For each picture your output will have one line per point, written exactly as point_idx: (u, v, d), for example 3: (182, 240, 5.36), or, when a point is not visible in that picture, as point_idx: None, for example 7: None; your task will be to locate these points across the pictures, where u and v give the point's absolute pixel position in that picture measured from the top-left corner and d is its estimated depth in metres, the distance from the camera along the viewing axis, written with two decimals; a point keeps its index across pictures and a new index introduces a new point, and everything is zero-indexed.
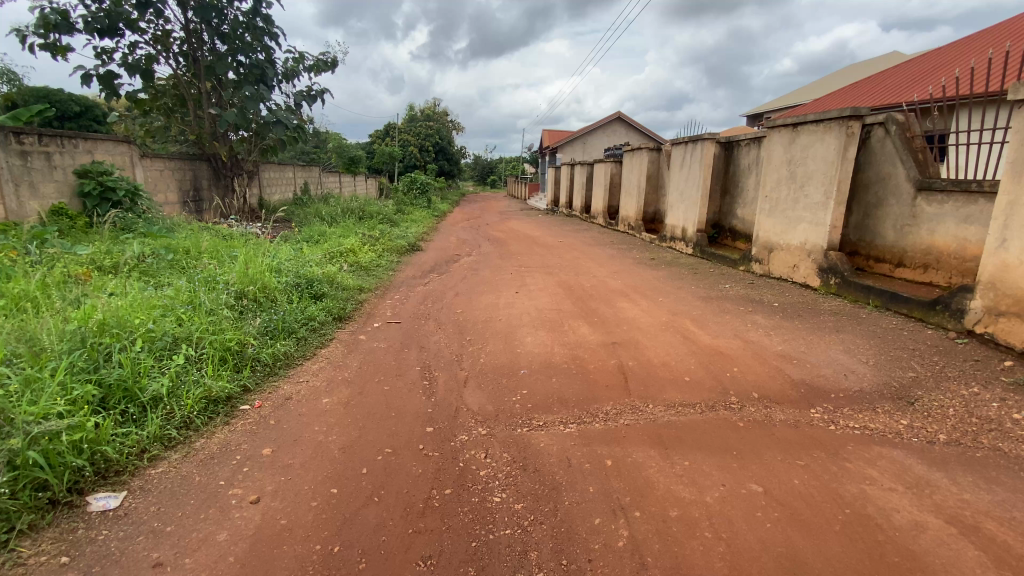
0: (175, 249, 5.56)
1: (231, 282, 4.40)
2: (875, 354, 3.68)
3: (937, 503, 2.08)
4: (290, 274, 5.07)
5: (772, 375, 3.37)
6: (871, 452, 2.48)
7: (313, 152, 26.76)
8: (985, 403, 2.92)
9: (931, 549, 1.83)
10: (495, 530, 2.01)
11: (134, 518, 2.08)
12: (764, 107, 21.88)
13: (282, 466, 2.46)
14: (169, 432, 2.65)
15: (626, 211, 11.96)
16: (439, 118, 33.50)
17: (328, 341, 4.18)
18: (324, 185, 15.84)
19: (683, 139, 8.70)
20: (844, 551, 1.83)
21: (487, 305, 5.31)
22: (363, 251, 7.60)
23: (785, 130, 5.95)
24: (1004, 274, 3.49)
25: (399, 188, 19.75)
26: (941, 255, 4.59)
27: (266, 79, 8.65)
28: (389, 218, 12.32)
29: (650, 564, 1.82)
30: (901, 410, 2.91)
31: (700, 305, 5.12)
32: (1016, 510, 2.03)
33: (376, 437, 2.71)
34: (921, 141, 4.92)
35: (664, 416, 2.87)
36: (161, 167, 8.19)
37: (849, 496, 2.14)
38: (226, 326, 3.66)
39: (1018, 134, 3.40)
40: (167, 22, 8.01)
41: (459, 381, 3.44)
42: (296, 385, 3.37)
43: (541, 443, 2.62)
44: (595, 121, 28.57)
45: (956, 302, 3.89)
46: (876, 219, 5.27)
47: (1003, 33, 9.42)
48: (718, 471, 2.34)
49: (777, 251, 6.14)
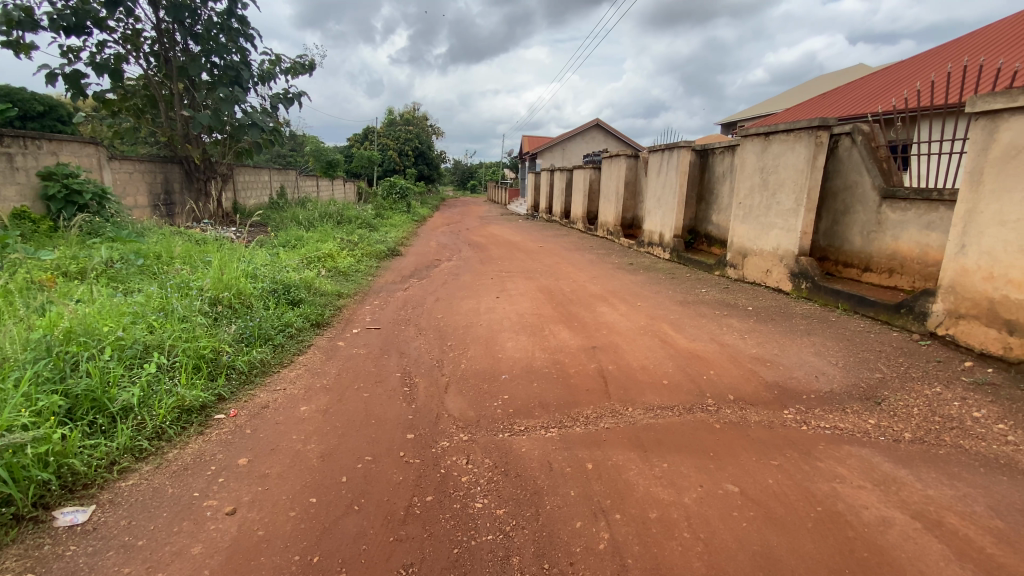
0: (145, 255, 5.41)
1: (205, 288, 4.31)
2: (845, 356, 3.81)
3: (904, 499, 2.17)
4: (266, 279, 4.98)
5: (746, 377, 3.46)
6: (841, 451, 2.56)
7: (291, 156, 26.46)
8: (947, 403, 3.05)
9: (899, 544, 1.90)
10: (477, 536, 2.01)
11: (103, 533, 2.02)
12: (737, 116, 22.37)
13: (259, 476, 2.41)
14: (140, 443, 2.57)
15: (605, 216, 12.09)
16: (419, 122, 33.41)
17: (305, 348, 4.12)
18: (301, 189, 15.61)
19: (660, 146, 8.87)
20: (817, 548, 1.89)
21: (468, 310, 5.30)
22: (341, 256, 7.51)
23: (757, 138, 6.12)
24: (963, 279, 3.65)
25: (378, 193, 19.56)
26: (905, 260, 4.77)
27: (241, 81, 8.54)
28: (368, 222, 12.20)
29: (631, 565, 1.84)
30: (869, 410, 3.02)
31: (678, 309, 5.22)
32: (976, 505, 2.13)
33: (356, 445, 2.69)
34: (885, 151, 5.12)
35: (644, 419, 2.92)
36: (130, 169, 7.97)
37: (821, 495, 2.20)
38: (200, 333, 3.58)
39: (975, 145, 3.57)
40: (137, 21, 7.84)
41: (440, 387, 3.43)
42: (273, 394, 3.31)
43: (523, 448, 2.63)
44: (574, 128, 28.81)
45: (920, 306, 4.05)
46: (844, 226, 5.45)
47: (959, 48, 9.92)
48: (696, 472, 2.39)
49: (749, 257, 6.30)
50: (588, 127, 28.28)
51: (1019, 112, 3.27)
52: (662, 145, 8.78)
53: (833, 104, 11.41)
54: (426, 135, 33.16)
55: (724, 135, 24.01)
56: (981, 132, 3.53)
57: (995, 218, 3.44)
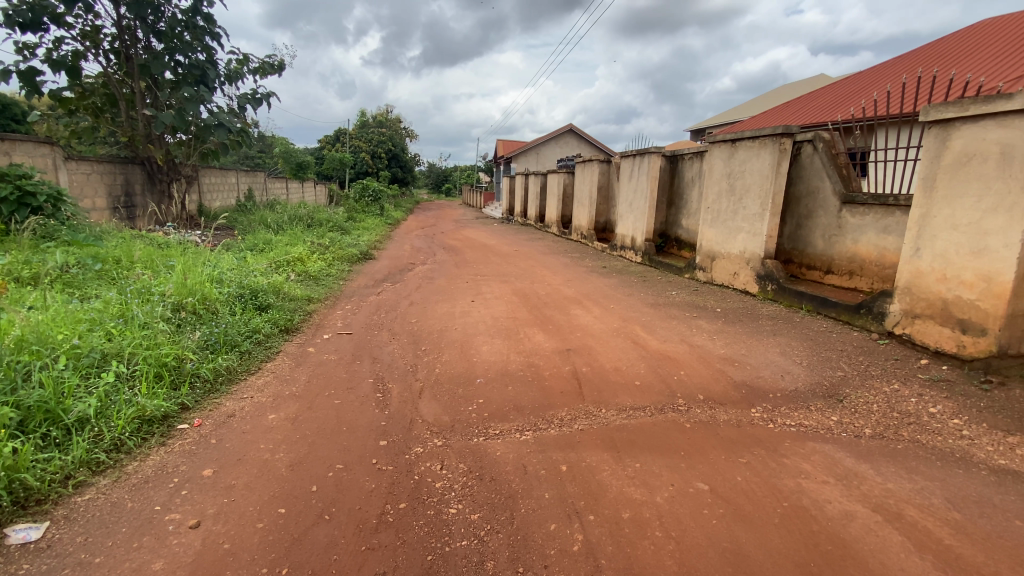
0: (104, 259, 5.19)
1: (167, 293, 4.17)
2: (809, 355, 3.94)
3: (864, 493, 2.25)
4: (232, 284, 4.85)
5: (715, 376, 3.54)
6: (805, 447, 2.65)
7: (260, 157, 25.83)
8: (905, 399, 3.18)
9: (861, 537, 1.97)
10: (451, 542, 1.99)
11: (57, 551, 1.92)
12: (706, 122, 22.93)
13: (224, 487, 2.33)
14: (97, 455, 2.46)
15: (579, 220, 12.21)
16: (393, 125, 33.17)
17: (273, 355, 4.01)
18: (270, 191, 15.25)
19: (631, 152, 9.02)
20: (783, 543, 1.94)
21: (443, 314, 5.26)
22: (311, 260, 7.36)
23: (724, 145, 6.30)
24: (918, 280, 3.83)
25: (350, 196, 19.28)
26: (864, 262, 4.97)
27: (207, 81, 8.27)
28: (340, 225, 12.00)
29: (605, 565, 1.85)
30: (831, 407, 3.12)
31: (650, 311, 5.30)
32: (933, 497, 2.23)
33: (327, 453, 2.63)
34: (845, 158, 5.33)
35: (617, 420, 2.95)
36: (88, 170, 7.65)
37: (787, 491, 2.27)
38: (162, 340, 3.45)
39: (929, 153, 3.75)
40: (97, 17, 7.54)
41: (414, 392, 3.39)
42: (239, 402, 3.21)
43: (497, 452, 2.63)
44: (549, 133, 29.02)
45: (878, 306, 4.22)
46: (807, 230, 5.64)
47: (914, 61, 10.40)
48: (668, 471, 2.42)
49: (717, 260, 6.46)
50: (562, 132, 28.53)
51: (969, 121, 3.45)
52: (634, 151, 8.93)
53: (796, 112, 11.81)
54: (399, 137, 32.89)
55: (692, 141, 24.63)
56: (934, 139, 3.71)
57: (947, 222, 3.61)
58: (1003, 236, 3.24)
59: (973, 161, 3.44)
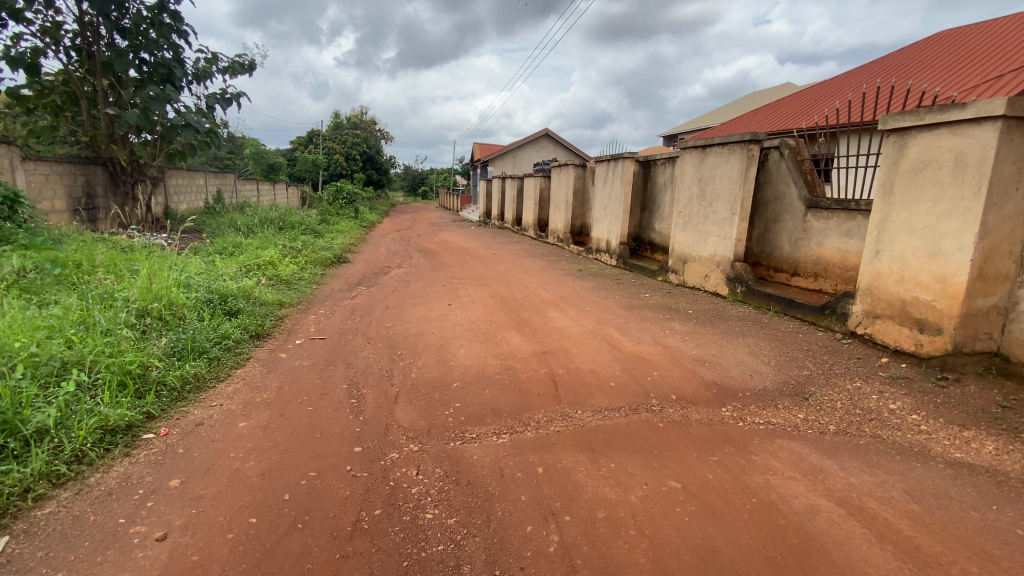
0: (63, 263, 4.99)
1: (131, 299, 4.04)
2: (777, 355, 4.06)
3: (830, 487, 2.33)
4: (200, 289, 4.72)
5: (687, 377, 3.63)
6: (773, 444, 2.73)
7: (229, 157, 25.15)
8: (867, 396, 3.32)
9: (825, 530, 2.04)
10: (427, 547, 1.98)
11: (16, 567, 1.84)
12: (678, 128, 23.43)
13: (193, 497, 2.27)
14: (58, 467, 2.36)
15: (555, 224, 12.29)
16: (368, 127, 32.80)
17: (243, 361, 3.91)
18: (240, 193, 14.88)
19: (606, 157, 9.15)
20: (752, 537, 2.00)
21: (419, 318, 5.23)
22: (283, 264, 7.21)
23: (695, 151, 6.45)
24: (879, 282, 3.99)
25: (323, 198, 18.96)
26: (828, 265, 5.15)
27: (173, 79, 7.98)
28: (313, 228, 11.78)
29: (580, 565, 1.88)
30: (798, 405, 3.23)
31: (625, 313, 5.38)
32: (893, 490, 2.33)
33: (300, 460, 2.59)
34: (809, 164, 5.53)
35: (593, 421, 2.99)
36: (47, 171, 7.33)
37: (756, 487, 2.33)
38: (125, 347, 3.33)
39: (887, 160, 3.93)
40: (58, 13, 7.26)
41: (389, 397, 3.35)
42: (208, 410, 3.12)
43: (474, 456, 2.63)
44: (525, 137, 29.13)
45: (841, 307, 4.39)
46: (774, 233, 5.82)
47: (874, 71, 10.85)
48: (642, 471, 2.46)
49: (689, 263, 6.61)
50: (538, 136, 28.68)
51: (925, 130, 3.63)
52: (608, 155, 9.06)
53: (764, 119, 12.18)
54: (374, 139, 32.52)
55: (665, 147, 25.11)
56: (892, 147, 3.89)
57: (905, 226, 3.78)
58: (957, 239, 3.39)
59: (929, 167, 3.60)
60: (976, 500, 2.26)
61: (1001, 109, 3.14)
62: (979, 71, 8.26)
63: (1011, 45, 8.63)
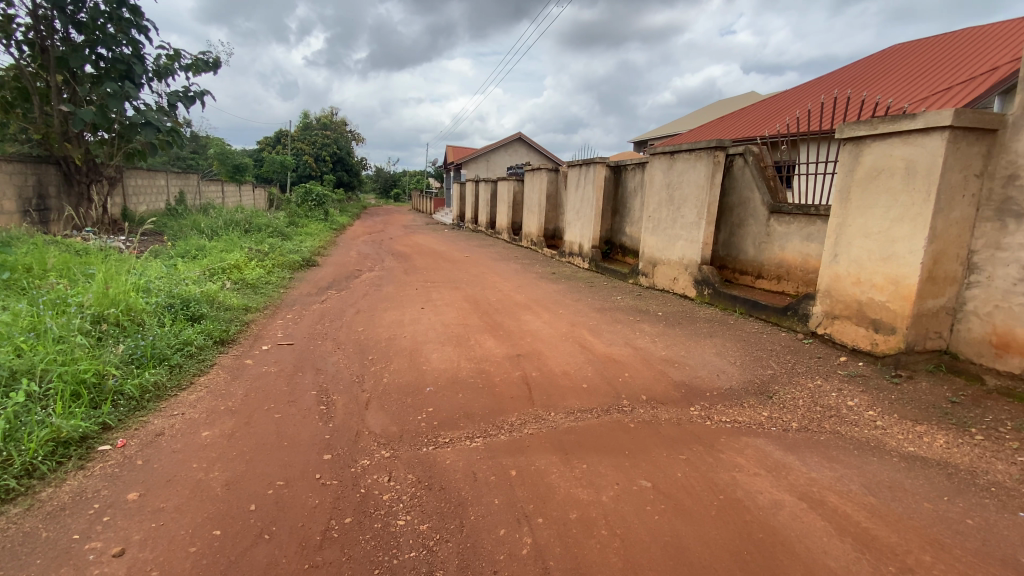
0: (11, 267, 4.73)
1: (86, 304, 3.86)
2: (742, 355, 4.18)
3: (792, 483, 2.42)
4: (161, 294, 4.55)
5: (657, 377, 3.70)
6: (739, 442, 2.81)
7: (192, 157, 24.28)
8: (826, 394, 3.45)
9: (788, 524, 2.11)
10: (400, 554, 1.96)
11: None
12: (648, 134, 23.82)
13: (153, 510, 2.18)
14: (5, 482, 2.23)
15: (529, 227, 12.35)
16: (339, 128, 32.28)
17: (207, 368, 3.79)
18: (204, 194, 14.40)
19: (578, 161, 9.25)
20: (719, 533, 2.05)
21: (391, 322, 5.17)
22: (249, 268, 7.01)
23: (664, 157, 6.60)
24: (838, 285, 4.16)
25: (292, 200, 18.54)
26: (790, 268, 5.34)
27: (133, 76, 7.65)
28: (281, 231, 11.50)
29: (553, 566, 1.89)
30: (762, 403, 3.33)
31: (597, 316, 5.45)
32: (851, 483, 2.43)
33: (267, 469, 2.52)
34: (772, 171, 5.72)
35: (565, 423, 3.01)
36: None
37: (723, 484, 2.39)
38: (80, 355, 3.19)
39: (844, 167, 4.11)
40: (8, 4, 6.88)
41: (360, 404, 3.30)
42: (168, 419, 3.01)
43: (447, 460, 2.61)
44: (498, 141, 29.18)
45: (802, 308, 4.56)
46: (739, 237, 6.00)
47: (832, 82, 11.35)
48: (613, 471, 2.50)
49: (658, 266, 6.74)
50: (511, 140, 28.75)
51: (878, 139, 3.81)
52: (580, 160, 9.17)
53: (730, 126, 12.55)
54: (344, 140, 32.02)
55: (636, 152, 25.55)
56: (849, 155, 4.06)
57: (861, 230, 3.96)
58: (908, 243, 3.56)
59: (882, 175, 3.78)
60: (928, 491, 2.38)
61: (948, 121, 3.29)
62: (929, 84, 8.72)
63: (956, 60, 9.17)
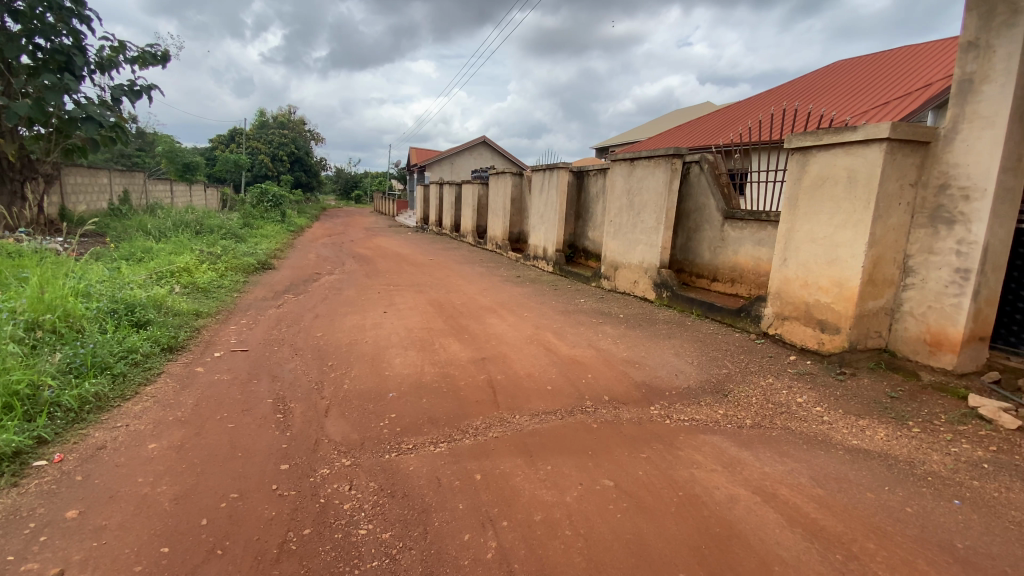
0: None
1: (18, 310, 3.60)
2: (699, 355, 4.32)
3: (746, 477, 2.51)
4: (103, 299, 4.29)
5: (619, 378, 3.77)
6: (697, 440, 2.90)
7: (138, 154, 23.02)
8: (778, 391, 3.62)
9: (743, 517, 2.20)
10: (361, 564, 1.92)
11: None
12: (610, 140, 24.28)
13: (94, 528, 2.05)
14: None
15: (493, 230, 12.36)
16: (297, 128, 31.34)
17: (154, 377, 3.60)
18: (151, 193, 13.67)
19: (541, 166, 9.35)
20: (678, 529, 2.11)
21: (352, 326, 5.06)
22: (200, 271, 6.70)
23: (624, 163, 6.75)
24: (787, 287, 4.37)
25: (247, 200, 17.84)
26: (743, 271, 5.56)
27: (74, 68, 7.18)
28: (235, 232, 11.04)
29: (518, 569, 1.90)
30: (718, 401, 3.46)
31: (560, 318, 5.51)
32: (800, 476, 2.55)
33: (218, 482, 2.41)
34: (726, 178, 5.96)
35: (529, 425, 3.03)
36: None
37: (682, 480, 2.47)
38: (12, 364, 2.97)
39: (792, 174, 4.32)
40: None
41: (319, 411, 3.22)
42: (110, 432, 2.83)
43: (410, 467, 2.57)
44: (462, 144, 29.08)
45: (755, 310, 4.76)
46: (695, 241, 6.21)
47: (781, 94, 11.95)
48: (576, 472, 2.53)
49: (620, 269, 6.88)
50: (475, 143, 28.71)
51: (823, 149, 4.03)
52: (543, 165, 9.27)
53: (687, 135, 13.01)
54: (302, 139, 31.13)
55: (597, 158, 26.00)
56: (796, 163, 4.28)
57: (808, 236, 4.17)
58: (851, 248, 3.78)
59: (827, 183, 4.00)
60: (871, 482, 2.53)
61: (886, 133, 3.52)
62: (869, 98, 9.30)
63: (892, 77, 9.83)
